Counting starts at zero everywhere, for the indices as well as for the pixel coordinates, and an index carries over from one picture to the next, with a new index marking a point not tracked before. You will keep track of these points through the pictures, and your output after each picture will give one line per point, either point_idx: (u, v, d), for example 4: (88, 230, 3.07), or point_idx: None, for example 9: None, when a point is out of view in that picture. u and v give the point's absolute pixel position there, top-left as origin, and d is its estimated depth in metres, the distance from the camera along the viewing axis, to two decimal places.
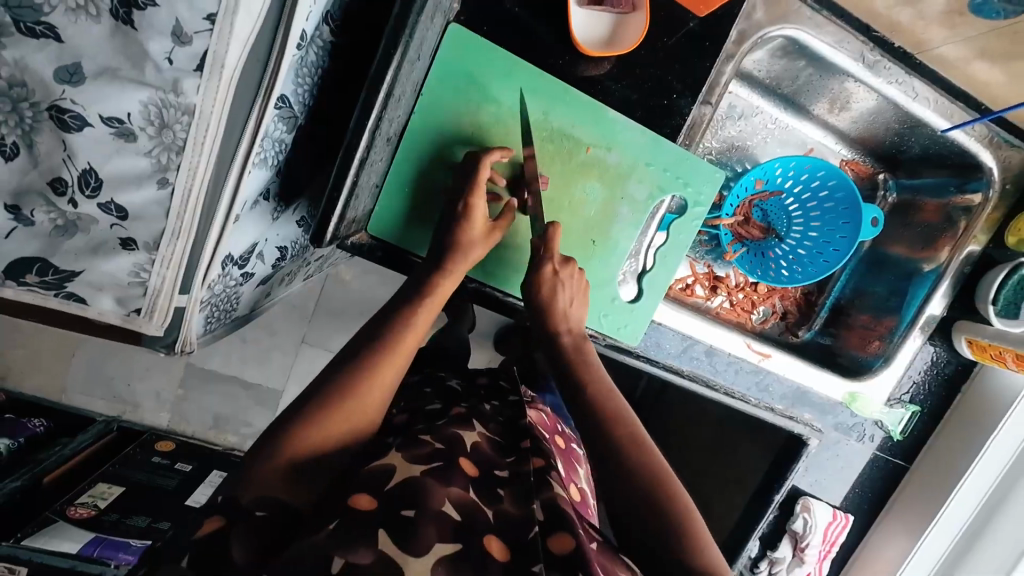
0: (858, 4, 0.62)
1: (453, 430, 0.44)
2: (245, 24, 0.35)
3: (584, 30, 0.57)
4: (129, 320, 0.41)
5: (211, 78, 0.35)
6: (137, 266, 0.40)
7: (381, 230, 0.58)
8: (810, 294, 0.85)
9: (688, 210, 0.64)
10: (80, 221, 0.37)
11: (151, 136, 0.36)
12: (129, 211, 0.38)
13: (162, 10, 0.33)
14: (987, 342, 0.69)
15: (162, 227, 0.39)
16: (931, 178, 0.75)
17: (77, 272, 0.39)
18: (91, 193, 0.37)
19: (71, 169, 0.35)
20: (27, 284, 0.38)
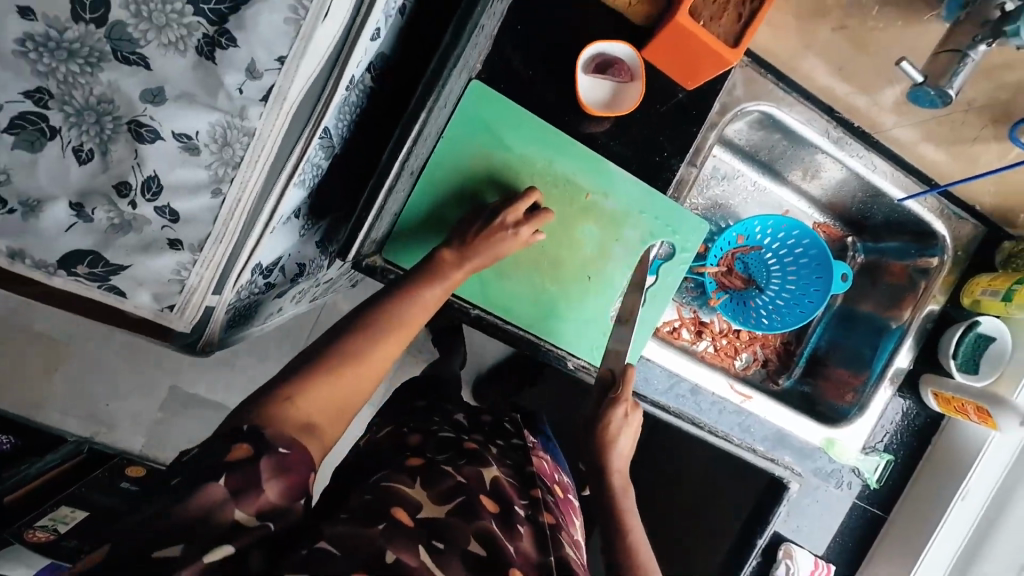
0: (822, 90, 0.72)
1: (469, 465, 0.48)
2: (309, 65, 0.42)
3: (589, 93, 0.65)
4: (162, 315, 0.46)
5: (273, 107, 0.41)
6: (178, 265, 0.45)
7: (394, 253, 0.64)
8: (789, 345, 0.89)
9: (675, 256, 0.70)
10: (135, 221, 0.43)
11: (212, 153, 0.42)
12: (180, 216, 0.43)
13: (241, 50, 0.39)
14: (951, 394, 0.75)
15: (207, 232, 0.44)
16: (894, 242, 0.83)
17: (124, 267, 0.44)
18: (150, 198, 0.42)
19: (137, 175, 0.41)
20: (76, 275, 0.43)
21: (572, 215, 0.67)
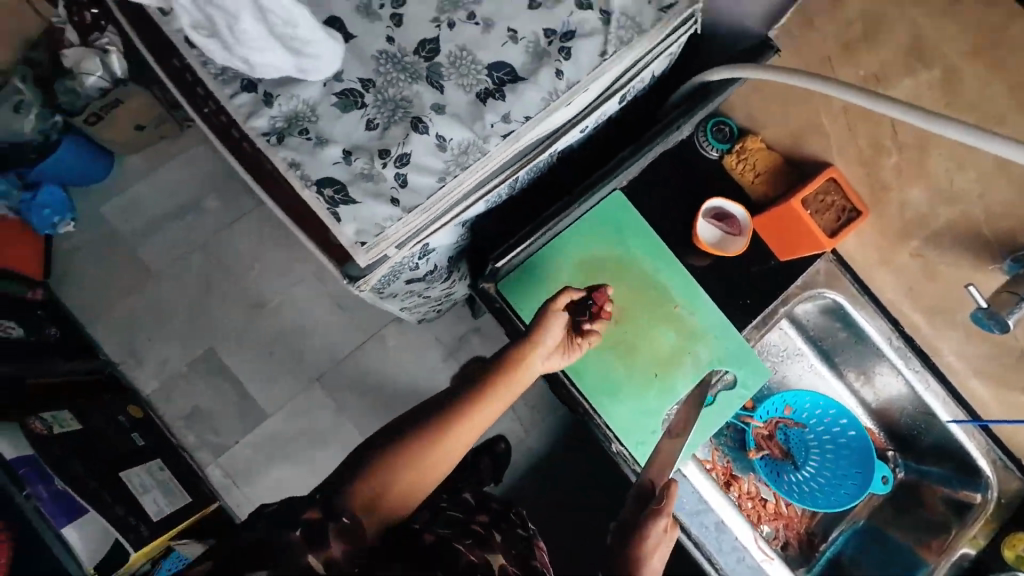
0: (892, 300, 0.82)
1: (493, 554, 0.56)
2: (542, 127, 0.65)
3: (705, 232, 0.80)
4: (353, 247, 0.61)
5: (508, 142, 0.63)
6: (388, 216, 0.62)
7: (507, 289, 0.77)
8: (813, 534, 0.89)
9: (737, 388, 0.77)
10: (378, 174, 0.63)
11: (453, 153, 0.63)
12: (409, 183, 0.63)
13: (507, 103, 0.64)
14: None
15: (420, 201, 0.62)
16: (935, 467, 0.86)
17: (355, 203, 0.62)
18: (398, 163, 0.63)
19: (399, 149, 0.63)
20: (322, 193, 0.62)
21: (656, 318, 0.77)
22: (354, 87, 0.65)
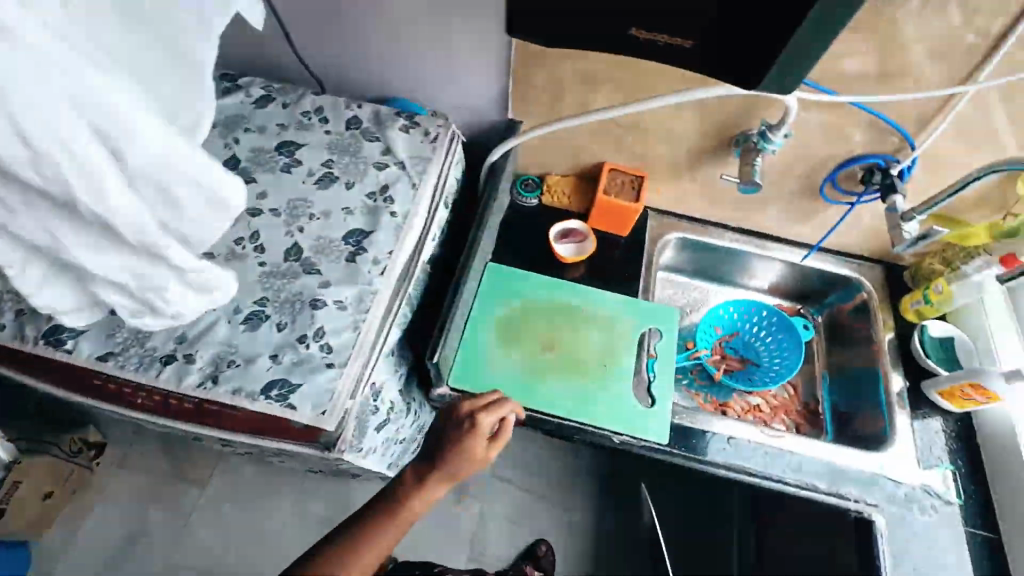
0: (711, 212, 1.23)
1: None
2: (402, 255, 0.85)
3: (564, 251, 1.16)
4: (319, 418, 0.73)
5: (359, 329, 0.79)
6: (328, 382, 0.75)
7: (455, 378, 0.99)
8: (811, 406, 1.20)
9: (665, 340, 1.07)
10: (304, 359, 0.76)
11: (352, 307, 0.80)
12: (330, 348, 0.77)
13: (372, 250, 0.84)
14: (949, 386, 0.98)
15: (351, 346, 0.78)
16: (835, 295, 1.25)
17: (295, 386, 0.74)
18: (318, 339, 0.77)
19: (311, 329, 0.78)
20: (266, 396, 0.73)
21: (549, 319, 1.07)
22: (294, 346, 0.77)
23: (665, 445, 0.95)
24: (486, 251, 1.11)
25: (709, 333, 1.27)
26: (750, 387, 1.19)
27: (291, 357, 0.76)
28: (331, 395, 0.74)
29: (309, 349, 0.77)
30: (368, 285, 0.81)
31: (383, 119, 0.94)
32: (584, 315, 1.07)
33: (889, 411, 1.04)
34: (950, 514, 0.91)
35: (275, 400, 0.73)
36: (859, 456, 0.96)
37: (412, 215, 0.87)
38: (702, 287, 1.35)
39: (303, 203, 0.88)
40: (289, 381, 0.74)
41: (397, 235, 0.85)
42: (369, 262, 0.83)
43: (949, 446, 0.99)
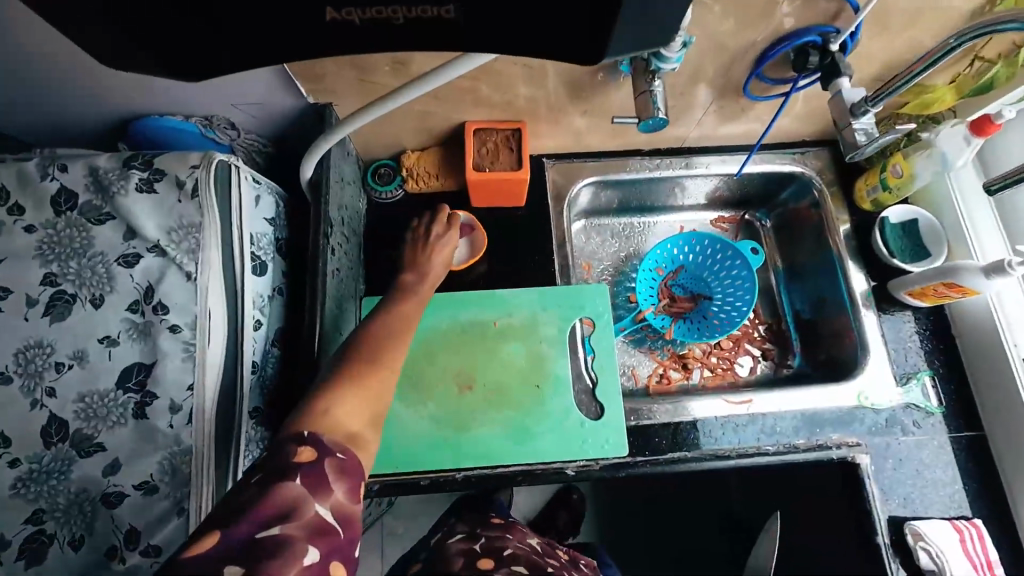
0: (619, 141, 0.97)
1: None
2: (211, 382, 0.60)
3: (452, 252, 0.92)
4: None
5: (186, 514, 0.57)
6: None
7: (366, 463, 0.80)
8: (773, 326, 1.08)
9: (599, 324, 0.88)
10: (128, 574, 0.55)
11: (166, 484, 0.57)
12: (159, 549, 0.56)
13: (162, 397, 0.58)
14: (919, 287, 0.85)
15: (185, 542, 0.56)
16: (786, 193, 1.06)
17: None
18: (133, 546, 0.56)
19: (119, 533, 0.56)
20: None
21: (455, 346, 0.85)
22: (107, 563, 0.56)
23: (628, 458, 0.82)
24: (353, 288, 0.85)
25: (652, 277, 1.09)
26: (705, 330, 1.05)
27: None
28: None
29: (126, 564, 0.55)
30: (175, 446, 0.57)
31: (109, 187, 0.62)
32: (502, 332, 0.86)
33: (858, 323, 0.91)
34: (931, 426, 0.84)
35: None
36: (833, 393, 0.86)
37: (203, 320, 0.60)
38: (633, 224, 1.16)
39: (31, 351, 0.58)
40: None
41: (190, 359, 0.59)
42: (163, 412, 0.58)
43: (922, 347, 0.89)
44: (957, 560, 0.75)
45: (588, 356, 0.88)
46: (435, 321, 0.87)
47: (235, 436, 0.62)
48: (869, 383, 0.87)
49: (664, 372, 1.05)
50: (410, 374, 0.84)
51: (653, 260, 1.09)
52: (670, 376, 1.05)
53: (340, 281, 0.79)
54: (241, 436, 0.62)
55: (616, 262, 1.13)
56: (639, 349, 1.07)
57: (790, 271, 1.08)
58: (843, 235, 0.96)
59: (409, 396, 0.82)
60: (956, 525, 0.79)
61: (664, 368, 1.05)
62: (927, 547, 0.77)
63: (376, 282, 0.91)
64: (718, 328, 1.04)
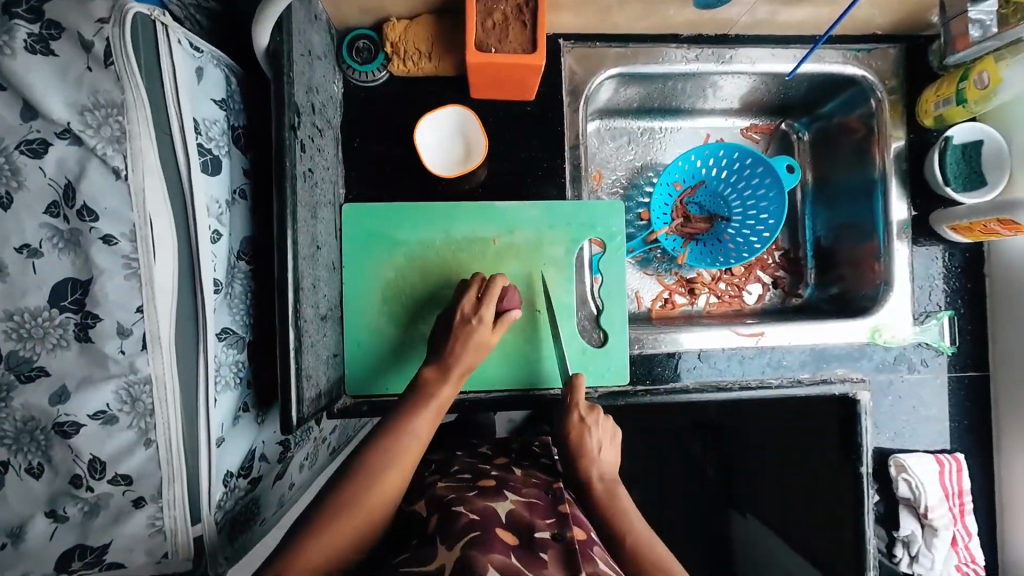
0: (656, 21, 0.80)
1: (487, 501, 0.61)
2: (165, 303, 0.51)
3: (444, 153, 0.79)
4: (162, 563, 0.53)
5: (152, 443, 0.51)
6: (151, 518, 0.52)
7: (354, 385, 0.75)
8: (789, 254, 1.01)
9: (609, 245, 0.79)
10: (99, 501, 0.51)
11: (126, 412, 0.50)
12: (130, 477, 0.51)
13: (106, 320, 0.49)
14: (968, 222, 0.78)
15: (159, 475, 0.52)
16: (833, 103, 0.93)
17: (106, 544, 0.52)
18: (100, 475, 0.51)
19: (81, 463, 0.50)
20: (73, 569, 0.51)
21: (448, 264, 0.76)
22: (72, 492, 0.51)
23: (628, 387, 0.78)
24: (328, 192, 0.72)
25: (668, 192, 0.98)
26: (718, 254, 0.98)
27: (77, 510, 0.51)
28: (160, 538, 0.53)
29: (95, 492, 0.51)
30: (131, 374, 0.50)
31: None
32: (502, 252, 0.77)
33: (886, 257, 0.85)
34: (938, 365, 0.83)
35: (90, 568, 0.51)
36: (846, 328, 0.82)
37: (143, 230, 0.49)
38: (653, 128, 1.01)
39: None
40: (90, 544, 0.51)
41: (133, 277, 0.49)
42: (110, 337, 0.49)
43: (948, 286, 0.84)
44: (934, 490, 0.78)
45: (594, 276, 0.81)
46: (427, 236, 0.76)
47: (202, 361, 0.55)
48: (886, 320, 0.82)
49: (669, 297, 0.99)
50: (402, 294, 0.76)
51: (672, 173, 0.97)
52: (675, 301, 0.99)
53: (313, 185, 0.66)
54: (209, 361, 0.56)
55: (630, 174, 1.00)
56: (645, 271, 1.00)
57: (821, 193, 0.98)
58: (895, 155, 0.85)
59: (399, 316, 0.75)
60: (941, 459, 0.80)
61: (670, 292, 0.99)
62: (908, 479, 0.79)
63: (359, 185, 0.78)
64: (733, 253, 0.96)
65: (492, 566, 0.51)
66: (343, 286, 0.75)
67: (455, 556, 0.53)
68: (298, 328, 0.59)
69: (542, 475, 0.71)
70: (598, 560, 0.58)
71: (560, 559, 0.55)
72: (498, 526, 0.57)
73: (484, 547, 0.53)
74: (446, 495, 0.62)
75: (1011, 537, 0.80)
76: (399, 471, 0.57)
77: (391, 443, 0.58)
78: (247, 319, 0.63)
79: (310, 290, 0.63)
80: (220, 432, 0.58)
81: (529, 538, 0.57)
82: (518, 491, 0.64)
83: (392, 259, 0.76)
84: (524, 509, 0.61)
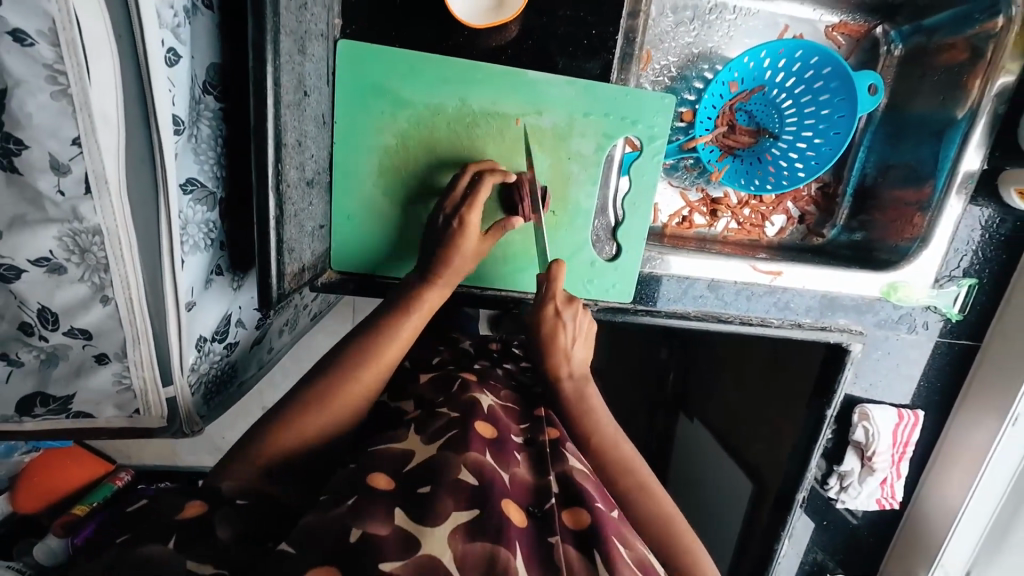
0: None
1: (471, 393, 0.58)
2: (109, 135, 0.41)
3: None
4: (135, 418, 0.52)
5: (111, 301, 0.45)
6: (117, 376, 0.49)
7: (341, 263, 0.68)
8: (827, 188, 0.92)
9: (647, 147, 0.69)
10: (57, 351, 0.47)
11: (77, 263, 0.43)
12: (90, 331, 0.46)
13: (33, 151, 0.38)
14: None
15: (122, 335, 0.47)
16: (946, 14, 0.77)
17: (71, 394, 0.49)
18: (53, 326, 0.45)
19: (29, 311, 0.44)
20: (38, 413, 0.49)
21: (460, 139, 0.65)
22: (23, 339, 0.45)
23: (628, 305, 0.75)
24: (319, 21, 0.58)
25: (720, 93, 0.84)
26: (755, 176, 0.87)
27: (33, 357, 0.46)
28: (130, 395, 0.50)
29: (51, 342, 0.46)
30: (75, 222, 0.42)
31: None
32: (524, 136, 0.66)
33: (934, 211, 0.78)
34: (938, 329, 0.82)
35: (57, 414, 0.49)
36: (863, 279, 0.79)
37: (68, 33, 0.36)
38: (724, 6, 0.83)
39: None
40: (52, 392, 0.48)
41: (63, 97, 0.37)
42: (43, 172, 0.39)
43: (981, 255, 0.80)
44: (885, 439, 0.84)
45: (621, 180, 0.72)
46: (437, 100, 0.64)
47: (165, 213, 0.47)
48: (906, 278, 0.80)
49: (688, 215, 0.91)
50: (403, 168, 0.65)
51: (732, 70, 0.81)
52: (693, 220, 0.91)
53: (301, 6, 0.51)
54: (174, 214, 0.47)
55: (683, 61, 0.84)
56: (670, 181, 0.90)
57: (889, 124, 0.86)
58: (997, 93, 0.73)
59: (396, 193, 0.66)
60: (901, 414, 0.84)
61: (692, 209, 0.91)
62: (867, 426, 0.84)
63: (359, 16, 0.62)
64: (771, 177, 0.86)
65: (465, 466, 0.46)
66: (335, 147, 0.64)
67: (432, 452, 0.48)
68: (280, 193, 0.50)
69: (519, 379, 0.68)
70: (569, 457, 0.57)
71: (532, 458, 0.53)
72: (479, 416, 0.54)
73: (460, 446, 0.48)
74: (431, 395, 0.58)
75: (931, 485, 0.88)
76: (377, 366, 0.55)
77: (381, 340, 0.56)
78: (219, 170, 0.54)
79: (294, 148, 0.53)
80: (190, 296, 0.52)
81: (504, 435, 0.54)
82: (497, 391, 0.62)
83: (393, 122, 0.64)
84: (501, 409, 0.59)
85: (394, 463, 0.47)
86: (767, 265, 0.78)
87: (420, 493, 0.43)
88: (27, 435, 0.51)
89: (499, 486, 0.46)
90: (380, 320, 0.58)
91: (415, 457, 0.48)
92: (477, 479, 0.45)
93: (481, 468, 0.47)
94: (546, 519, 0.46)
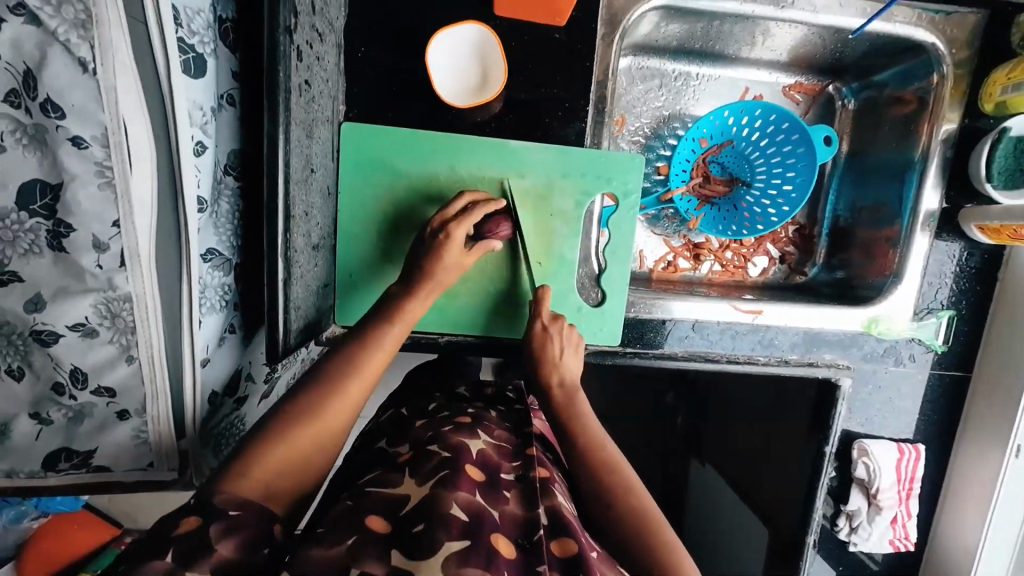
0: None
1: (458, 437, 0.58)
2: (143, 216, 0.47)
3: (457, 78, 0.72)
4: (149, 471, 0.55)
5: (135, 360, 0.51)
6: (135, 430, 0.53)
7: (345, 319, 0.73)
8: (804, 229, 0.97)
9: (622, 202, 0.75)
10: (82, 408, 0.51)
11: (107, 327, 0.49)
12: (114, 389, 0.51)
13: (79, 232, 0.45)
14: (999, 224, 0.76)
15: (142, 392, 0.52)
16: (890, 72, 0.86)
17: (92, 449, 0.53)
18: (82, 385, 0.50)
19: (62, 372, 0.49)
20: (63, 468, 0.53)
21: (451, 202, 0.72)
22: (58, 399, 0.50)
23: (617, 348, 0.79)
24: (326, 108, 0.66)
25: (690, 149, 0.91)
26: (732, 222, 0.93)
27: (61, 415, 0.51)
28: (146, 447, 0.54)
29: (78, 401, 0.51)
30: (109, 291, 0.48)
31: None
32: (509, 196, 0.73)
33: (904, 246, 0.83)
34: (926, 360, 0.84)
35: (79, 468, 0.53)
36: (845, 315, 0.82)
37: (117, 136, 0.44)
38: (689, 74, 0.92)
39: None
40: (76, 447, 0.52)
41: (108, 187, 0.44)
42: (85, 250, 0.45)
43: (956, 286, 0.83)
44: (888, 474, 0.83)
45: (601, 232, 0.77)
46: (430, 168, 0.71)
47: (185, 280, 0.53)
48: (886, 312, 0.82)
49: (673, 260, 0.96)
50: (400, 228, 0.72)
51: (700, 128, 0.89)
52: (678, 264, 0.96)
53: (310, 99, 0.60)
54: (193, 280, 0.53)
55: (655, 123, 0.93)
56: (654, 230, 0.96)
57: (853, 169, 0.92)
58: (943, 138, 0.81)
59: (395, 250, 0.72)
60: (902, 448, 0.84)
61: (675, 255, 0.96)
62: (867, 462, 0.83)
63: (361, 101, 0.71)
64: (747, 222, 0.92)
65: (457, 504, 0.48)
66: (338, 213, 0.71)
67: (422, 494, 0.50)
68: (288, 258, 0.57)
69: (513, 419, 0.68)
70: (558, 493, 0.56)
71: (521, 495, 0.54)
72: (468, 460, 0.55)
73: (450, 485, 0.50)
74: (424, 434, 0.60)
75: (945, 523, 0.86)
76: (359, 382, 0.57)
77: (362, 351, 0.58)
78: (235, 239, 0.60)
79: (301, 218, 0.60)
80: (205, 352, 0.57)
81: (494, 475, 0.55)
82: (490, 432, 0.62)
83: (391, 190, 0.71)
84: (493, 450, 0.59)
85: (390, 505, 0.49)
86: (749, 304, 0.81)
87: (415, 533, 0.45)
88: (49, 491, 0.54)
89: (488, 524, 0.48)
90: (360, 336, 0.60)
91: (409, 499, 0.49)
92: (467, 516, 0.47)
93: (471, 506, 0.49)
94: (533, 551, 0.48)
